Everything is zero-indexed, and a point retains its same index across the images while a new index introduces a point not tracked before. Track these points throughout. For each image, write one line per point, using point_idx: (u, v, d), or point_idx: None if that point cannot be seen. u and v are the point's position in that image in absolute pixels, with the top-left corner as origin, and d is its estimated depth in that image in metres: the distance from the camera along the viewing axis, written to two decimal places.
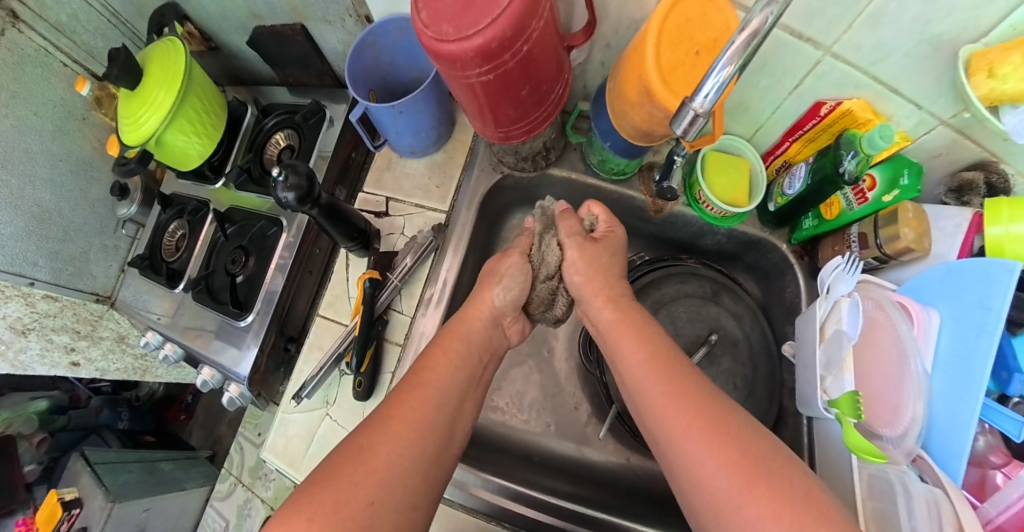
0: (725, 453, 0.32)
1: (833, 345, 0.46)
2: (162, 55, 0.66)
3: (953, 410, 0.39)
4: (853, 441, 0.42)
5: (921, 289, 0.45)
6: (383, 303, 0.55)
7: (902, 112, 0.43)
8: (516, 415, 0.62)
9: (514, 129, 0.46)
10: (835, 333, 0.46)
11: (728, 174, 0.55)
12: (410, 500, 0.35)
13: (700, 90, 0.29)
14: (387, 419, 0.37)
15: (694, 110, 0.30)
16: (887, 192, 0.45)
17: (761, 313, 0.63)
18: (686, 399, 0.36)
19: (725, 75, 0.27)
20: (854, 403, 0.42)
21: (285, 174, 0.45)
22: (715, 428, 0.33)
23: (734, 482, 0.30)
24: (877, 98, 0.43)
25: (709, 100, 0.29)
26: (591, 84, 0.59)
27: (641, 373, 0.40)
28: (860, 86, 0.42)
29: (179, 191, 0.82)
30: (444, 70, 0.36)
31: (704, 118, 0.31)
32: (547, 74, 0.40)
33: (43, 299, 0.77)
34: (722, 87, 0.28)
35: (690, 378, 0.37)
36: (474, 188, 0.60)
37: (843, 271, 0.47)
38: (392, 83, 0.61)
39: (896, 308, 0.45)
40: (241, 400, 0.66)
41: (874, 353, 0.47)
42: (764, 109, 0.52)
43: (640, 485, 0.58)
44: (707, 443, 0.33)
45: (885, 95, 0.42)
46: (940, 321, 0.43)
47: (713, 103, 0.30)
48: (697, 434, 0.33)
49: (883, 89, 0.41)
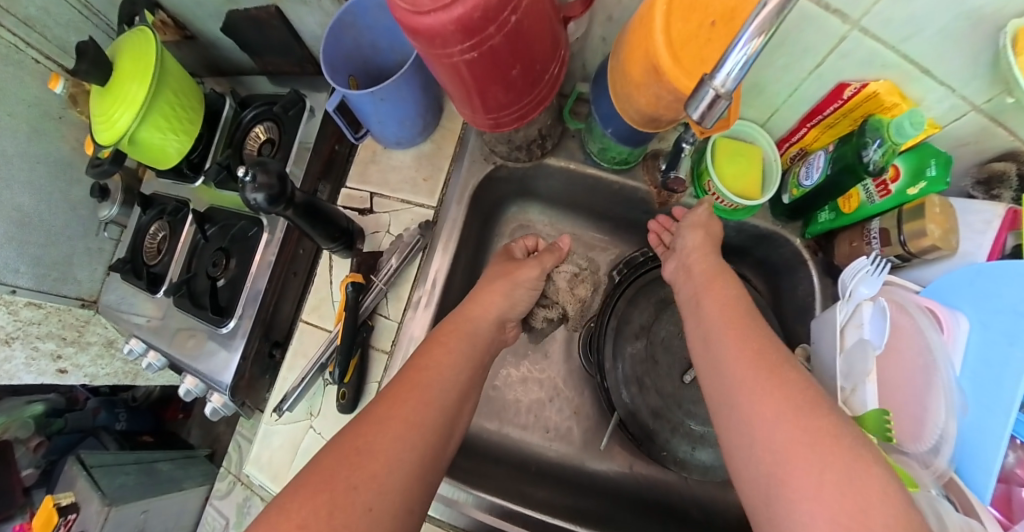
0: (735, 326, 0.38)
1: (856, 355, 0.42)
2: (132, 46, 0.62)
3: (983, 423, 0.34)
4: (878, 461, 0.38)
5: (948, 290, 0.41)
6: (368, 308, 0.51)
7: (931, 96, 0.38)
8: (511, 422, 0.58)
9: (505, 115, 0.42)
10: (857, 340, 0.42)
11: (739, 162, 0.49)
12: (404, 504, 0.33)
13: (721, 66, 0.23)
14: (387, 419, 0.36)
15: (715, 90, 0.25)
16: (913, 185, 0.40)
17: (771, 312, 0.59)
18: (726, 301, 0.41)
19: (750, 51, 0.22)
20: (880, 421, 0.37)
21: (254, 173, 0.41)
22: (733, 319, 0.39)
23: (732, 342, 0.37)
24: (904, 80, 0.38)
25: (732, 78, 0.24)
26: (590, 64, 0.54)
27: (723, 306, 0.41)
28: (886, 66, 0.37)
29: (159, 191, 0.77)
30: (423, 48, 0.32)
31: (724, 101, 0.26)
32: (540, 50, 0.36)
33: (26, 307, 0.74)
34: (747, 65, 0.23)
35: (735, 290, 0.43)
36: (465, 179, 0.55)
37: (866, 273, 0.42)
38: (374, 67, 0.56)
39: (922, 313, 0.40)
40: (225, 410, 0.62)
41: (894, 364, 0.42)
42: (780, 91, 0.47)
43: (646, 496, 0.54)
44: (733, 326, 0.38)
45: (914, 78, 0.37)
46: (969, 326, 0.38)
47: (736, 83, 0.24)
48: (725, 325, 0.39)
49: (913, 70, 0.36)
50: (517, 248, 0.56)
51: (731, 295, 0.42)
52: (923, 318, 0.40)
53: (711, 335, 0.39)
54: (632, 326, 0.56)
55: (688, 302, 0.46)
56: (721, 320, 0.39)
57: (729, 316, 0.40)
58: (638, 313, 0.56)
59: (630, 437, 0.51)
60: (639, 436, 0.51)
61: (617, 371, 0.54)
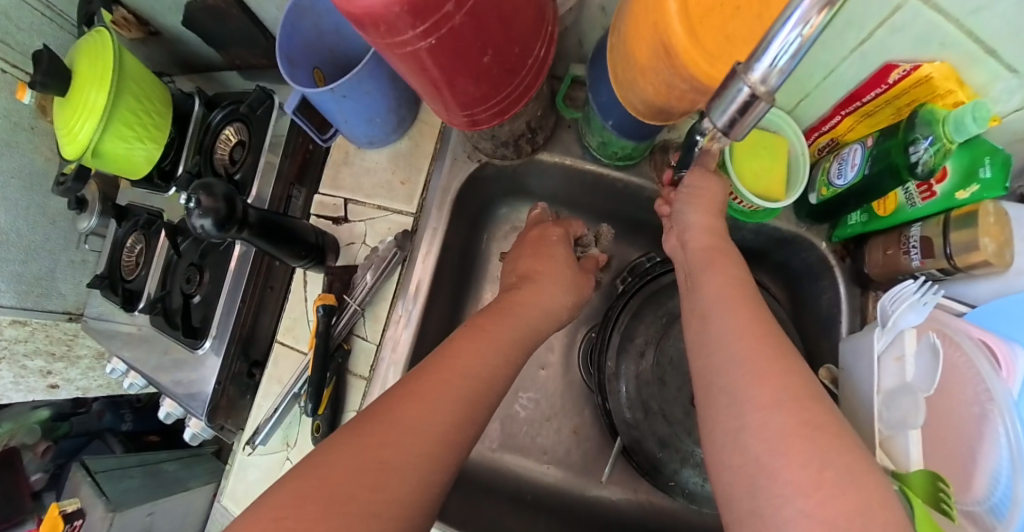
0: (740, 311, 0.31)
1: (897, 397, 0.36)
2: (89, 49, 0.57)
3: None
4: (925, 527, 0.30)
5: (1002, 322, 0.36)
6: (342, 331, 0.48)
7: (999, 84, 0.30)
8: (507, 443, 0.54)
9: (481, 111, 0.35)
10: (897, 375, 0.37)
11: (762, 158, 0.43)
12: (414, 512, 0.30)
13: (763, 54, 0.17)
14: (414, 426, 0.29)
15: (750, 85, 0.19)
16: (962, 188, 0.34)
17: (792, 328, 0.53)
18: (729, 280, 0.34)
19: (807, 33, 0.15)
20: (935, 491, 0.32)
21: (197, 197, 0.39)
22: (744, 303, 0.32)
23: (739, 326, 0.30)
24: (965, 64, 0.30)
25: (778, 69, 0.17)
26: (586, 41, 0.47)
27: (727, 290, 0.33)
28: (945, 45, 0.29)
29: (134, 202, 0.73)
30: (373, 39, 0.25)
31: (764, 103, 0.19)
32: (516, 30, 0.29)
33: (9, 325, 0.71)
34: (800, 51, 0.16)
35: (740, 271, 0.35)
36: (446, 183, 0.49)
37: (912, 301, 0.37)
38: (341, 56, 0.50)
39: (977, 347, 0.34)
40: (204, 434, 0.59)
41: (950, 409, 0.35)
42: (812, 75, 0.39)
43: (652, 523, 0.50)
44: (740, 309, 0.31)
45: (977, 61, 0.29)
46: None
47: (783, 79, 0.18)
48: (733, 303, 0.32)
49: (977, 51, 0.28)
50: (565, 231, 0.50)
51: (740, 277, 0.35)
52: (979, 354, 0.33)
53: (712, 313, 0.32)
54: (635, 342, 0.50)
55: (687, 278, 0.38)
56: (726, 301, 0.32)
57: (733, 291, 0.33)
58: (644, 327, 0.50)
59: (635, 466, 0.47)
60: (644, 466, 0.47)
61: (618, 392, 0.49)
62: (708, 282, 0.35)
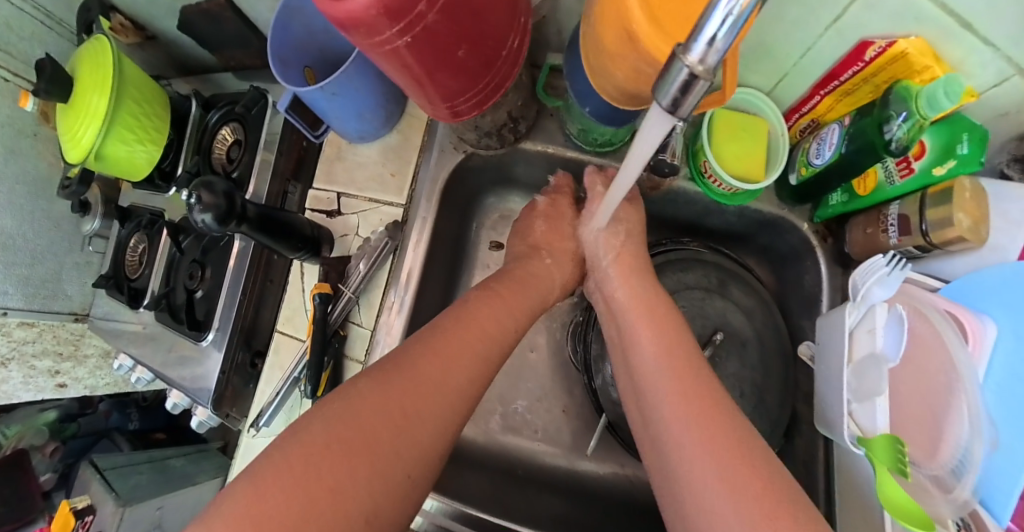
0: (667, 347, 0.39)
1: (867, 367, 0.38)
2: (90, 56, 0.59)
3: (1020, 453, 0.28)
4: (886, 493, 0.33)
5: (975, 291, 0.36)
6: (338, 318, 0.50)
7: (975, 57, 0.31)
8: (500, 423, 0.56)
9: (461, 102, 0.37)
10: (869, 352, 0.38)
11: (742, 140, 0.45)
12: (408, 472, 0.32)
13: (701, 33, 0.17)
14: (387, 404, 0.33)
15: (689, 66, 0.18)
16: (940, 164, 0.36)
17: (774, 305, 0.55)
18: (658, 317, 0.42)
19: (739, 9, 0.14)
20: (894, 451, 0.33)
21: (197, 194, 0.41)
22: (670, 338, 0.40)
23: (668, 360, 0.38)
24: (942, 37, 0.31)
25: (716, 48, 0.17)
26: (566, 32, 0.49)
27: (651, 323, 0.41)
28: (922, 20, 0.30)
29: (136, 202, 0.76)
30: (355, 37, 0.27)
31: (703, 82, 0.19)
32: (489, 26, 0.31)
33: (19, 327, 0.74)
34: (736, 30, 0.16)
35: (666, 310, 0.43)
36: (435, 173, 0.51)
37: (883, 274, 0.38)
38: (331, 54, 0.52)
39: (943, 319, 0.35)
40: (210, 422, 0.60)
41: (918, 378, 0.37)
42: (792, 52, 0.40)
43: (638, 495, 0.52)
44: (659, 341, 0.39)
45: (954, 34, 0.30)
46: (999, 334, 0.33)
47: (722, 56, 0.18)
48: (657, 337, 0.40)
49: (953, 25, 0.29)
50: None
51: (668, 314, 0.42)
52: (949, 329, 0.34)
53: (642, 344, 0.40)
54: None
55: (616, 299, 0.46)
56: (655, 335, 0.40)
57: (662, 328, 0.41)
58: None
59: (621, 441, 0.49)
60: (630, 442, 0.49)
61: (604, 372, 0.51)
62: (637, 316, 0.43)
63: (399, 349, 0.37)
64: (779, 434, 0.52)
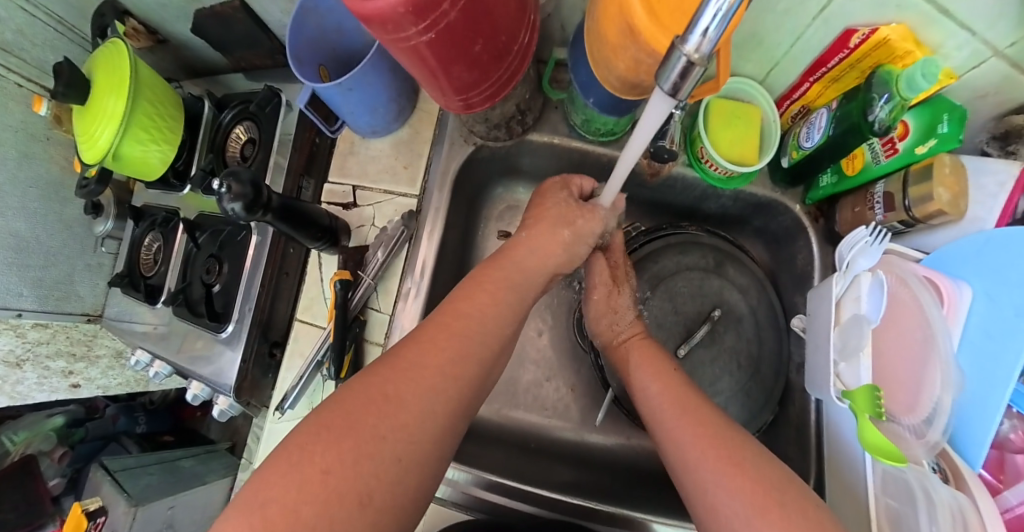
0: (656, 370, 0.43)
1: (851, 330, 0.41)
2: (106, 60, 0.61)
3: (987, 398, 0.33)
4: (868, 437, 0.36)
5: (952, 260, 0.39)
6: (358, 304, 0.52)
7: (952, 40, 0.34)
8: (512, 403, 0.58)
9: (474, 95, 0.40)
10: (853, 316, 0.41)
11: (736, 127, 0.48)
12: (440, 434, 0.35)
13: (697, 24, 0.19)
14: (423, 366, 0.35)
15: (687, 56, 0.21)
16: (922, 142, 0.38)
17: (768, 283, 0.58)
18: (641, 349, 0.46)
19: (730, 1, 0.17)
20: (872, 398, 0.36)
21: (227, 184, 0.42)
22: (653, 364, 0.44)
23: (655, 381, 0.42)
24: (922, 23, 0.34)
25: (709, 38, 0.20)
26: (568, 26, 0.51)
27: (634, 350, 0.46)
28: (903, 7, 0.33)
29: (149, 203, 0.78)
30: (379, 33, 0.30)
31: (698, 69, 0.22)
32: (501, 23, 0.34)
33: (33, 328, 0.76)
34: (726, 20, 0.18)
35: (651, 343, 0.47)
36: (445, 164, 0.54)
37: (866, 245, 0.42)
38: (343, 53, 0.55)
39: (921, 283, 0.38)
40: (232, 411, 0.62)
41: (899, 338, 0.40)
42: (781, 42, 0.43)
43: (644, 464, 0.55)
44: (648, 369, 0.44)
45: (932, 20, 0.33)
46: (972, 296, 0.37)
47: (714, 45, 0.21)
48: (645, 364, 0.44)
49: (931, 11, 0.32)
50: (575, 186, 0.50)
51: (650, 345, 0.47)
52: (926, 293, 0.37)
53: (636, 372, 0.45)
54: None
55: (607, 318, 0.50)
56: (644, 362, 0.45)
57: (650, 353, 0.45)
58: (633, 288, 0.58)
59: (626, 412, 0.52)
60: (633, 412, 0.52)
61: None
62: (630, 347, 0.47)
63: (422, 323, 0.39)
64: (773, 404, 0.55)
